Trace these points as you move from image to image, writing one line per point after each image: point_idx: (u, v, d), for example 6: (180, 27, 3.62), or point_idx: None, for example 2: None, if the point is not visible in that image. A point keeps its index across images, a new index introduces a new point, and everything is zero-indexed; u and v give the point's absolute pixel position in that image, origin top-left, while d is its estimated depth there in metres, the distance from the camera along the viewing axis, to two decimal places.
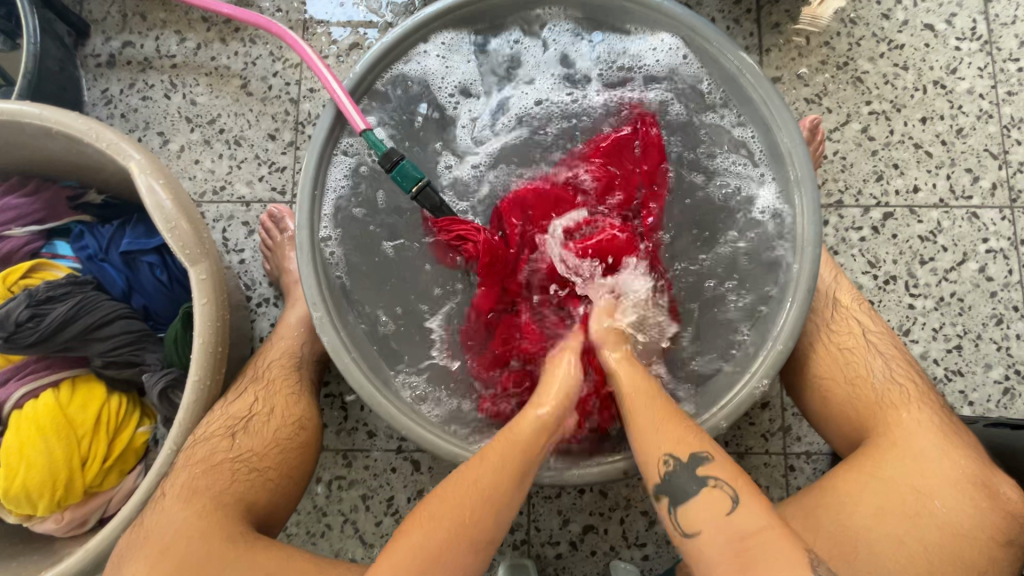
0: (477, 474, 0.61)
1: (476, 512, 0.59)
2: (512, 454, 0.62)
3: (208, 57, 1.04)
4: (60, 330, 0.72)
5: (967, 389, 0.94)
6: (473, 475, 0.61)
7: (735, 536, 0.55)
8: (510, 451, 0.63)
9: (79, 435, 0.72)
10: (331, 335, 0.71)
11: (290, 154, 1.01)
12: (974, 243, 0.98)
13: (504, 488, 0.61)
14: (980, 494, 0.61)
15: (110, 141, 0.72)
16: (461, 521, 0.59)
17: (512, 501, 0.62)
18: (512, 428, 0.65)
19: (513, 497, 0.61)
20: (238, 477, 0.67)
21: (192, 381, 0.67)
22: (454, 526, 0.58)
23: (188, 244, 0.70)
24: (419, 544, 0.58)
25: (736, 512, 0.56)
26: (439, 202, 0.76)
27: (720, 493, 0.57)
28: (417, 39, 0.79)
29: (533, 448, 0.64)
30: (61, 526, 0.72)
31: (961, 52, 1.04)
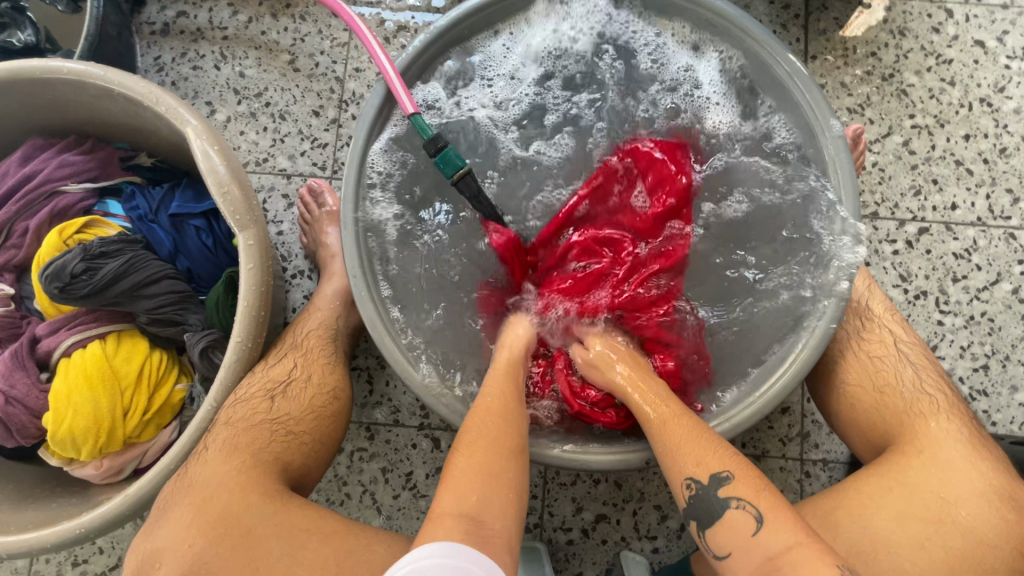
0: (487, 405, 0.67)
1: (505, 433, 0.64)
2: (506, 383, 0.70)
3: (259, 31, 1.06)
4: (110, 285, 0.74)
5: (991, 409, 0.94)
6: (485, 405, 0.67)
7: (763, 556, 0.56)
8: (505, 382, 0.70)
9: (122, 387, 0.74)
10: (369, 309, 0.73)
11: (333, 131, 1.03)
12: (1008, 263, 0.98)
13: (516, 408, 0.68)
14: (1005, 506, 0.61)
15: (168, 105, 0.74)
16: (496, 459, 0.61)
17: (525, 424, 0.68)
18: (495, 369, 0.73)
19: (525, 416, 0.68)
20: (274, 438, 0.69)
21: (235, 342, 0.70)
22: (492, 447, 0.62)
23: (239, 210, 0.72)
24: (476, 462, 0.61)
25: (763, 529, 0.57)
26: (478, 190, 0.77)
27: (744, 512, 0.59)
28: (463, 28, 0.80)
29: (514, 369, 0.73)
30: (99, 472, 0.75)
31: (1010, 71, 1.02)
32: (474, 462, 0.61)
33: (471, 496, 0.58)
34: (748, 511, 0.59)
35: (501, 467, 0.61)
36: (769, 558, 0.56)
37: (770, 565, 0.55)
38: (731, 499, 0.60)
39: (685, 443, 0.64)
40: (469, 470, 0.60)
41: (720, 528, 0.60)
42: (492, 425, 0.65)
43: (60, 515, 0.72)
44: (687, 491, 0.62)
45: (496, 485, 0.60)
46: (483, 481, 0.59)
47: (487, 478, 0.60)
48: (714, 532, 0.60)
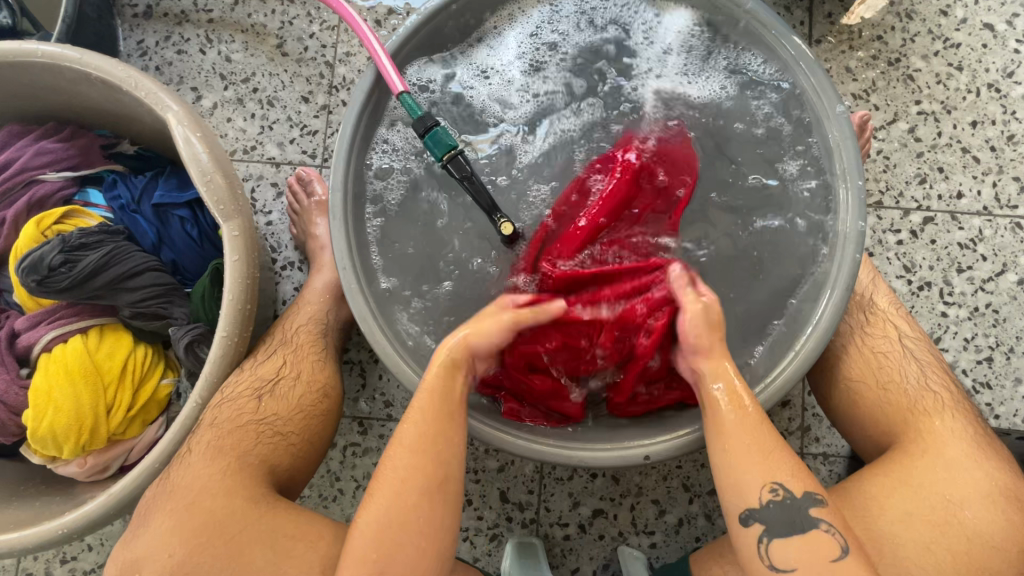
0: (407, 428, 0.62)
1: (421, 465, 0.60)
2: (433, 399, 0.63)
3: (246, 14, 1.02)
4: (91, 278, 0.72)
5: (994, 402, 0.93)
6: (406, 442, 0.62)
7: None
8: (432, 398, 0.63)
9: (105, 384, 0.72)
10: (359, 302, 0.71)
11: (323, 118, 1.00)
12: (1014, 254, 0.96)
13: (439, 442, 0.61)
14: (1011, 506, 0.60)
15: (148, 90, 0.71)
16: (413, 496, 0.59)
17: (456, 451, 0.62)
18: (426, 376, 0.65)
19: (452, 446, 0.62)
20: (261, 439, 0.68)
21: (220, 337, 0.68)
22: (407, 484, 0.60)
23: (222, 200, 0.69)
24: (387, 505, 0.59)
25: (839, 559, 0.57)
26: (472, 173, 0.74)
27: (825, 538, 0.58)
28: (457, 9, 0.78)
29: (451, 385, 0.64)
30: (84, 470, 0.73)
31: (1020, 55, 1.00)
32: (379, 517, 0.59)
33: (374, 556, 0.58)
34: (830, 539, 0.58)
35: (413, 509, 0.59)
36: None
37: None
38: (823, 521, 0.58)
39: (765, 453, 0.60)
40: (369, 526, 0.59)
41: (795, 543, 0.58)
42: (408, 469, 0.60)
43: (44, 514, 0.71)
44: (769, 496, 0.59)
45: (405, 538, 0.58)
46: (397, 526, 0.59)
47: (396, 531, 0.58)
48: (782, 545, 0.58)
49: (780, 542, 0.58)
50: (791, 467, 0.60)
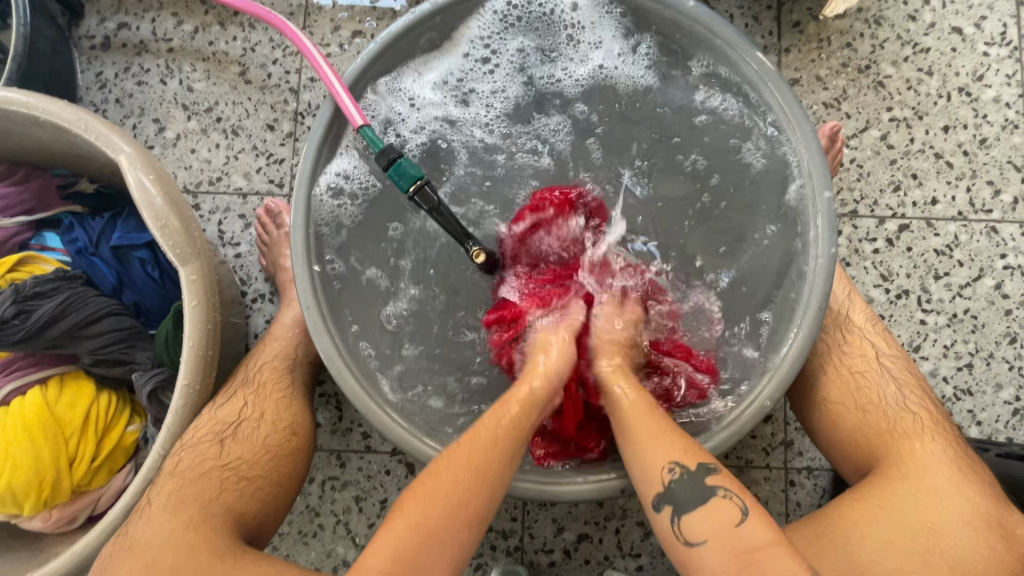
0: (468, 449, 0.61)
1: (471, 487, 0.59)
2: (505, 431, 0.62)
3: (206, 42, 1.00)
4: (47, 327, 0.70)
5: (976, 408, 0.92)
6: (469, 450, 0.61)
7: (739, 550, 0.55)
8: (503, 429, 0.62)
9: (66, 435, 0.70)
10: (326, 340, 0.69)
11: (289, 146, 0.98)
12: (991, 258, 0.95)
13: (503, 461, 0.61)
14: (994, 534, 0.59)
15: (99, 133, 0.69)
16: (456, 508, 0.58)
17: (506, 477, 0.61)
18: (504, 406, 0.64)
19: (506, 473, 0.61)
20: (226, 488, 0.66)
21: (181, 385, 0.66)
22: (450, 500, 0.58)
23: (178, 243, 0.67)
24: (419, 519, 0.57)
25: (744, 526, 0.56)
26: (439, 203, 0.70)
27: (729, 504, 0.58)
28: (416, 36, 0.75)
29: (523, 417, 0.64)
30: (49, 524, 0.71)
31: (989, 58, 0.99)
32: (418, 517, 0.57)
33: (404, 557, 0.56)
34: (733, 504, 0.58)
35: (448, 529, 0.57)
36: (749, 549, 0.55)
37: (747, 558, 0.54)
38: (719, 489, 0.58)
39: (660, 437, 0.61)
40: (414, 526, 0.57)
41: (700, 513, 0.58)
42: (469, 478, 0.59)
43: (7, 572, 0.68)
44: (669, 477, 0.59)
45: (440, 544, 0.56)
46: (417, 552, 0.56)
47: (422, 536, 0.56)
48: (688, 521, 0.58)
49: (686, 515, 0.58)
50: (684, 447, 0.60)
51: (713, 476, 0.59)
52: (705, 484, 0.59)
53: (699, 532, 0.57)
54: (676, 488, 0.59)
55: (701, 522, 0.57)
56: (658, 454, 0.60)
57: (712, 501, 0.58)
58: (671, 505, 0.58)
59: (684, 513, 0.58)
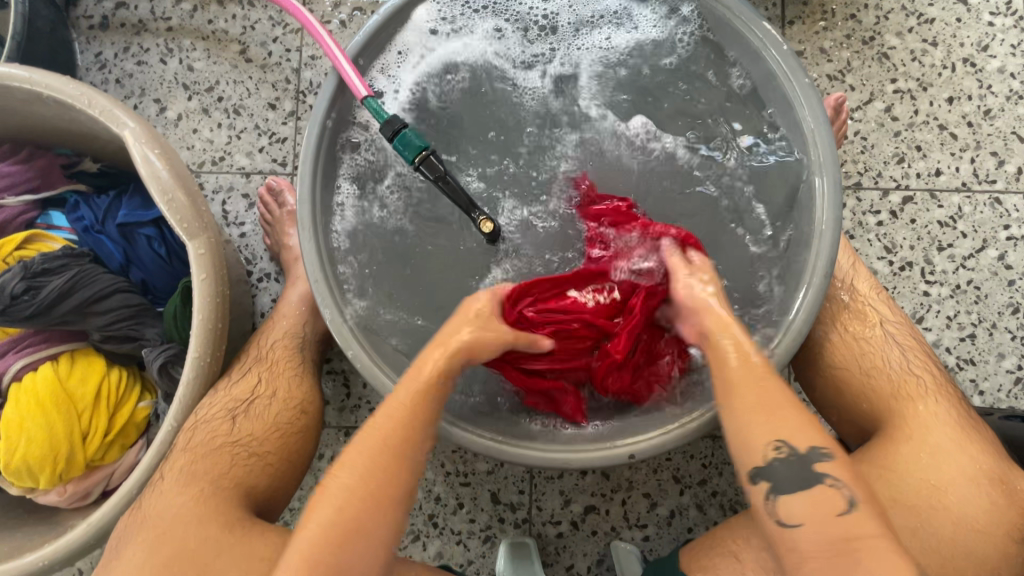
0: (376, 437, 0.59)
1: (382, 471, 0.58)
2: (413, 410, 0.61)
3: (206, 21, 1.00)
4: (56, 304, 0.70)
5: (978, 378, 0.93)
6: (376, 437, 0.59)
7: (836, 537, 0.52)
8: (410, 408, 0.61)
9: (78, 410, 0.71)
10: (333, 312, 0.69)
11: (291, 125, 0.97)
12: (994, 229, 0.95)
13: (420, 433, 0.60)
14: (997, 490, 0.60)
15: (102, 108, 0.69)
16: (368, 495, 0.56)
17: (417, 459, 0.60)
18: (405, 387, 0.62)
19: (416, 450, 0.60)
20: (237, 461, 0.67)
21: (192, 359, 0.67)
22: (361, 489, 0.56)
23: (186, 218, 0.67)
24: (334, 512, 0.56)
25: (849, 514, 0.53)
26: (445, 172, 0.70)
27: (835, 493, 0.54)
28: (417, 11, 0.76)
29: (440, 386, 0.63)
30: (63, 499, 0.72)
31: (994, 28, 0.99)
32: (329, 519, 0.55)
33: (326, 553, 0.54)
34: (839, 493, 0.54)
35: (363, 516, 0.56)
36: (846, 539, 0.52)
37: (846, 546, 0.51)
38: (829, 476, 0.54)
39: (772, 410, 0.57)
40: (331, 518, 0.55)
41: (802, 498, 0.54)
42: (385, 462, 0.58)
43: (24, 545, 0.69)
44: (773, 453, 0.55)
45: (357, 535, 0.55)
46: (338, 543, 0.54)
47: (339, 533, 0.55)
48: (787, 500, 0.54)
49: (786, 497, 0.54)
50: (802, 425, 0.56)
51: (824, 464, 0.55)
52: (812, 471, 0.55)
53: (796, 515, 0.54)
54: (777, 466, 0.55)
55: (807, 505, 0.54)
56: (758, 435, 0.56)
57: (817, 491, 0.54)
58: (768, 483, 0.55)
59: (783, 494, 0.54)
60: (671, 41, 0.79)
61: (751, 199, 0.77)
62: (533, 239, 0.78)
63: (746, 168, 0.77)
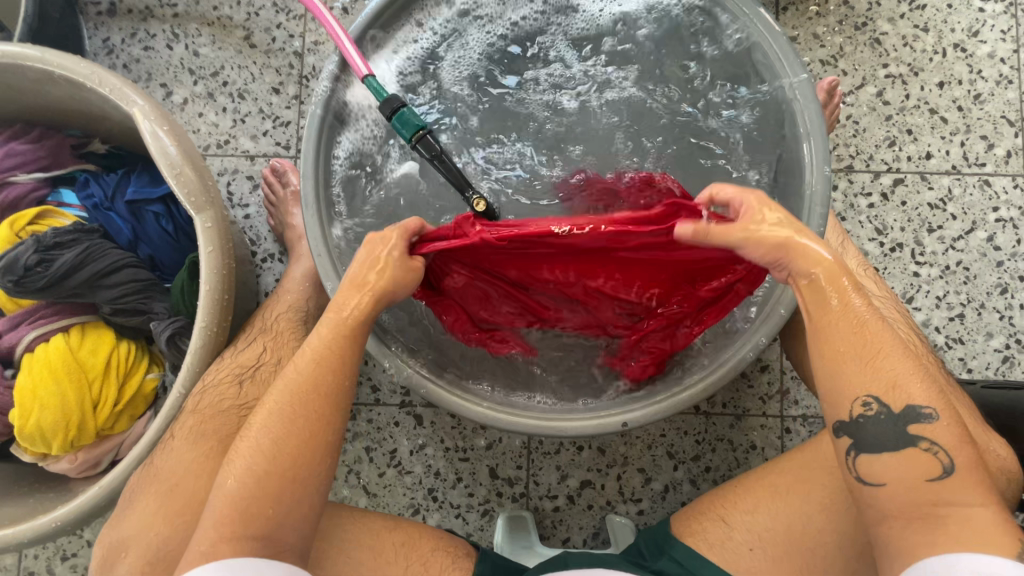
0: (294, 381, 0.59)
1: (300, 414, 0.58)
2: (330, 351, 0.60)
3: (211, 7, 1.02)
4: (67, 276, 0.73)
5: (967, 356, 0.95)
6: (294, 382, 0.59)
7: (922, 497, 0.53)
8: (328, 350, 0.60)
9: (89, 379, 0.73)
10: (336, 282, 0.72)
11: (295, 109, 1.00)
12: (983, 212, 0.97)
13: (340, 384, 0.59)
14: (972, 453, 0.62)
15: (112, 86, 0.71)
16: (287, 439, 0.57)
17: (339, 399, 0.59)
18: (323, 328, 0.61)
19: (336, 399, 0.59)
20: (244, 423, 0.69)
21: (200, 327, 0.69)
22: (281, 434, 0.57)
23: (193, 192, 0.70)
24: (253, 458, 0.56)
25: (940, 479, 0.53)
26: (440, 151, 0.72)
27: (930, 457, 0.54)
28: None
29: (356, 333, 0.61)
30: (75, 465, 0.75)
31: (984, 14, 1.00)
32: (253, 473, 0.56)
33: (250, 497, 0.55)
34: (936, 458, 0.53)
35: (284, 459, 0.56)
36: (932, 503, 0.52)
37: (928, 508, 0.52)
38: (922, 439, 0.54)
39: (869, 363, 0.56)
40: (250, 463, 0.56)
41: (890, 457, 0.54)
42: (305, 413, 0.58)
43: (37, 509, 0.72)
44: (862, 410, 0.55)
45: (283, 479, 0.56)
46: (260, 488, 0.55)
47: (264, 487, 0.55)
48: (875, 458, 0.55)
49: (874, 457, 0.55)
50: (889, 381, 0.55)
51: (919, 425, 0.54)
52: (904, 431, 0.54)
53: (882, 475, 0.55)
54: (866, 423, 0.55)
55: (891, 464, 0.54)
56: (851, 388, 0.56)
57: (906, 450, 0.54)
58: (852, 441, 0.56)
59: (867, 453, 0.55)
60: (665, 24, 0.81)
61: (743, 178, 0.79)
62: (530, 217, 0.80)
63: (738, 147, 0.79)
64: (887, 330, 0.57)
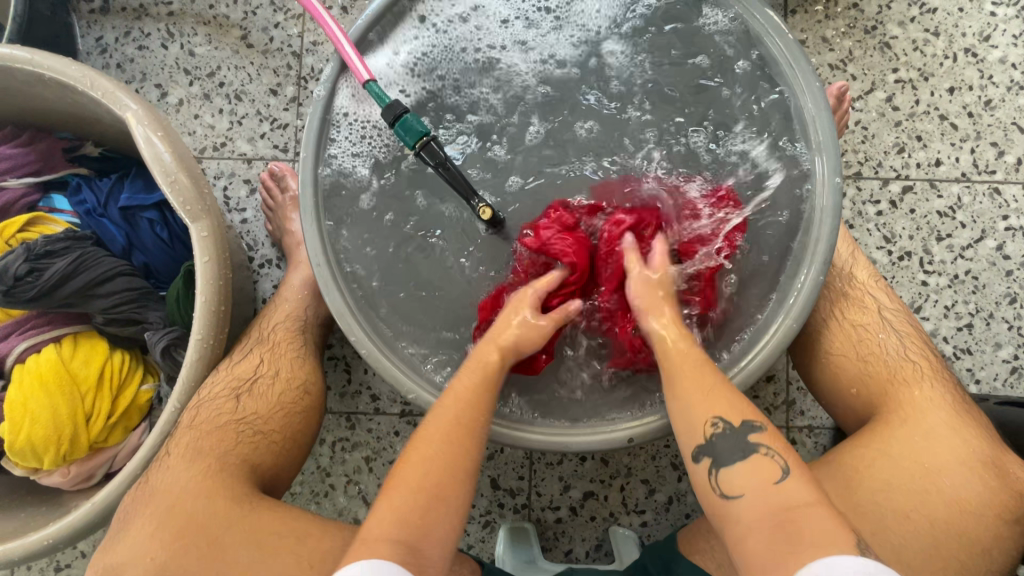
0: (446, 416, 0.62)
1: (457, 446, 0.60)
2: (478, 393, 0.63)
3: (207, 5, 0.99)
4: (59, 286, 0.71)
5: (975, 367, 0.93)
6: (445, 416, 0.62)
7: (780, 505, 0.54)
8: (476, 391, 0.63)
9: (82, 392, 0.71)
10: (335, 296, 0.70)
11: (293, 110, 0.97)
12: (993, 220, 0.96)
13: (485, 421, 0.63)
14: (989, 474, 0.61)
15: (105, 89, 0.69)
16: (440, 466, 0.59)
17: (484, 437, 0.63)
18: (469, 368, 0.65)
19: (480, 435, 0.62)
20: (242, 438, 0.67)
21: (196, 340, 0.67)
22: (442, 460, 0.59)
23: (188, 200, 0.67)
24: (418, 482, 0.58)
25: (785, 482, 0.55)
26: (446, 158, 0.70)
27: (769, 461, 0.57)
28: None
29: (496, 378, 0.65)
30: (68, 479, 0.73)
31: (996, 18, 0.98)
32: (411, 491, 0.57)
33: (411, 521, 0.56)
34: (774, 462, 0.57)
35: (444, 484, 0.58)
36: (785, 508, 0.53)
37: (785, 516, 0.53)
38: (761, 445, 0.58)
39: (706, 390, 0.60)
40: (416, 487, 0.58)
41: (744, 471, 0.57)
42: (459, 442, 0.61)
43: (29, 525, 0.70)
44: (710, 431, 0.59)
45: (443, 504, 0.57)
46: (423, 509, 0.57)
47: (427, 505, 0.57)
48: (727, 472, 0.57)
49: (726, 473, 0.57)
50: (723, 398, 0.60)
51: (758, 434, 0.58)
52: (748, 441, 0.58)
53: (737, 486, 0.56)
54: (717, 443, 0.58)
55: (743, 475, 0.57)
56: (699, 412, 0.60)
57: (753, 458, 0.57)
58: (709, 458, 0.58)
59: (724, 467, 0.57)
60: (676, 25, 0.78)
61: (754, 186, 0.77)
62: None
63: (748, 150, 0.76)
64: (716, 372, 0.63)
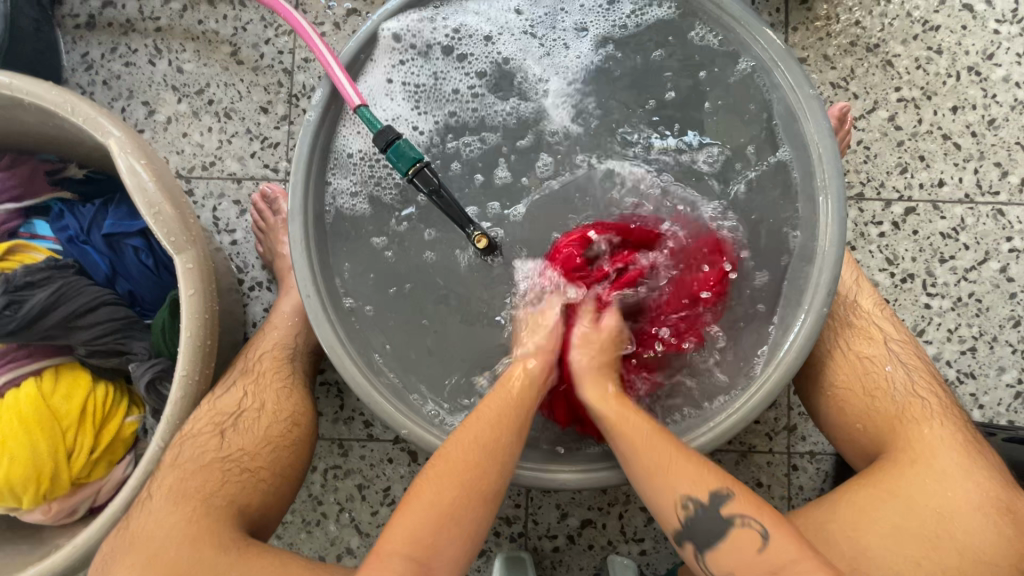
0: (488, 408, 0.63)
1: (499, 433, 0.62)
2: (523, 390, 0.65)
3: (196, 21, 0.97)
4: (40, 318, 0.68)
5: (978, 392, 0.92)
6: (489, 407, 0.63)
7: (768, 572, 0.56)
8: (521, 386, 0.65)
9: (63, 427, 0.69)
10: (326, 329, 0.67)
11: (284, 129, 0.95)
12: (997, 242, 0.94)
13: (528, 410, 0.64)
14: (1003, 520, 0.60)
15: (86, 115, 0.66)
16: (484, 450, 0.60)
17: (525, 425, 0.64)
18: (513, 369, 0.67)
19: (512, 460, 0.61)
20: (229, 478, 0.65)
21: (180, 376, 0.65)
22: (482, 446, 0.60)
23: (173, 231, 0.65)
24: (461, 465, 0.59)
25: (766, 547, 0.57)
26: (439, 185, 0.67)
27: (749, 531, 0.58)
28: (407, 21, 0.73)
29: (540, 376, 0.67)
30: (49, 517, 0.70)
31: (1000, 36, 0.97)
32: (438, 499, 0.58)
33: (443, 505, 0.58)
34: (752, 530, 0.58)
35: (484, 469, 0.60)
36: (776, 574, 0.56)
37: None
38: (736, 516, 0.58)
39: (668, 464, 0.60)
40: (458, 473, 0.59)
41: (724, 545, 0.58)
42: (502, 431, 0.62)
43: (8, 565, 0.67)
44: (684, 512, 0.59)
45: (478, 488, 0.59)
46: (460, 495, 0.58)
47: (462, 489, 0.59)
48: (714, 552, 0.59)
49: (713, 551, 0.58)
50: (696, 476, 0.59)
51: (728, 505, 0.58)
52: (721, 515, 0.58)
53: (725, 565, 0.58)
54: (695, 522, 0.59)
55: (728, 552, 0.58)
56: (666, 498, 0.60)
57: (731, 534, 0.58)
58: (692, 541, 0.59)
59: (708, 550, 0.59)
60: (675, 48, 0.76)
61: (757, 212, 0.74)
62: (531, 252, 0.76)
63: (749, 177, 0.75)
64: (693, 457, 0.61)
